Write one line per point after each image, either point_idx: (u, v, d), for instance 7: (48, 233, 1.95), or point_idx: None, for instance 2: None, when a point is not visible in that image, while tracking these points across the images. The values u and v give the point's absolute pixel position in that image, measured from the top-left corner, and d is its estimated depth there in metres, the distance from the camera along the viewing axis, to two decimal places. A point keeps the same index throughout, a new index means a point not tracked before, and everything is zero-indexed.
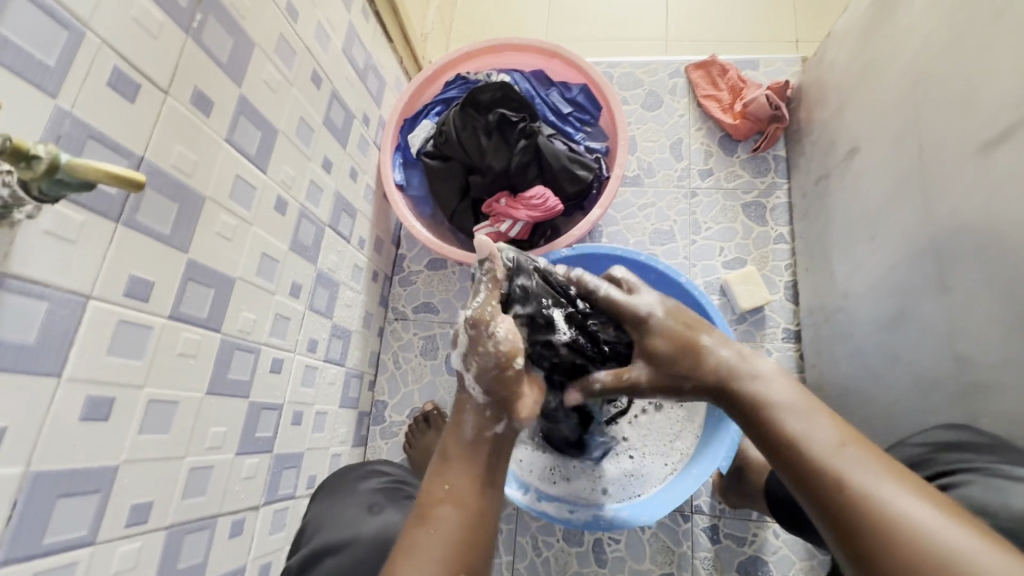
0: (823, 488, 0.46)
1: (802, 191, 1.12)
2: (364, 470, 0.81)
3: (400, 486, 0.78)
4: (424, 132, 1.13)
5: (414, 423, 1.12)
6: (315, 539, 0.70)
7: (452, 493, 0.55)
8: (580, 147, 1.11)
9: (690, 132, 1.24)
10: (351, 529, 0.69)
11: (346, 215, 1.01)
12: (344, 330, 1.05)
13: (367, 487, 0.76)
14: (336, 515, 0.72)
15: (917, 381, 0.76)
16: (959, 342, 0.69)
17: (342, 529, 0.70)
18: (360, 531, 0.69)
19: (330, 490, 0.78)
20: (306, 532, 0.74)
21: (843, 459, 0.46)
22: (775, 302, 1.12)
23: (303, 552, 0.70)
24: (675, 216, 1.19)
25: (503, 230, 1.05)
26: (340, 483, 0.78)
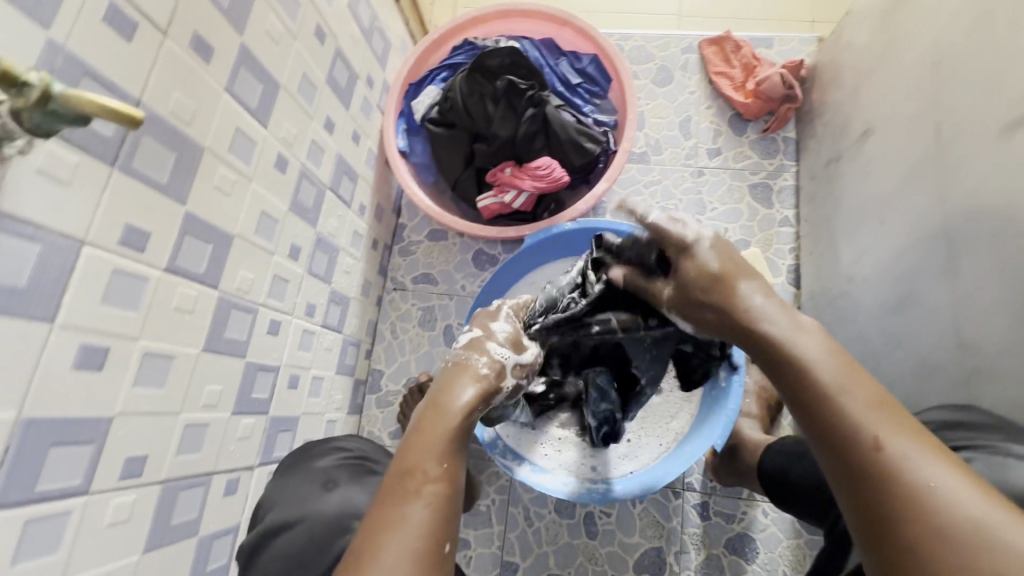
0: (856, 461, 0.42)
1: (810, 174, 1.11)
2: (328, 445, 0.79)
3: (363, 462, 0.77)
4: (429, 97, 1.10)
5: (408, 394, 1.11)
6: (270, 515, 0.70)
7: (444, 474, 0.47)
8: (589, 120, 1.08)
9: (700, 110, 1.22)
10: (305, 507, 0.68)
11: (347, 178, 0.99)
12: (342, 296, 1.03)
13: (323, 463, 0.75)
14: (290, 493, 0.71)
15: (921, 362, 0.76)
16: (965, 325, 0.69)
17: (296, 507, 0.69)
18: (316, 508, 0.68)
19: (290, 466, 0.77)
20: (260, 512, 0.73)
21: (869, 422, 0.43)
22: (777, 285, 1.12)
23: (259, 530, 0.70)
24: (681, 195, 1.18)
25: (507, 201, 1.04)
26: (304, 458, 0.77)
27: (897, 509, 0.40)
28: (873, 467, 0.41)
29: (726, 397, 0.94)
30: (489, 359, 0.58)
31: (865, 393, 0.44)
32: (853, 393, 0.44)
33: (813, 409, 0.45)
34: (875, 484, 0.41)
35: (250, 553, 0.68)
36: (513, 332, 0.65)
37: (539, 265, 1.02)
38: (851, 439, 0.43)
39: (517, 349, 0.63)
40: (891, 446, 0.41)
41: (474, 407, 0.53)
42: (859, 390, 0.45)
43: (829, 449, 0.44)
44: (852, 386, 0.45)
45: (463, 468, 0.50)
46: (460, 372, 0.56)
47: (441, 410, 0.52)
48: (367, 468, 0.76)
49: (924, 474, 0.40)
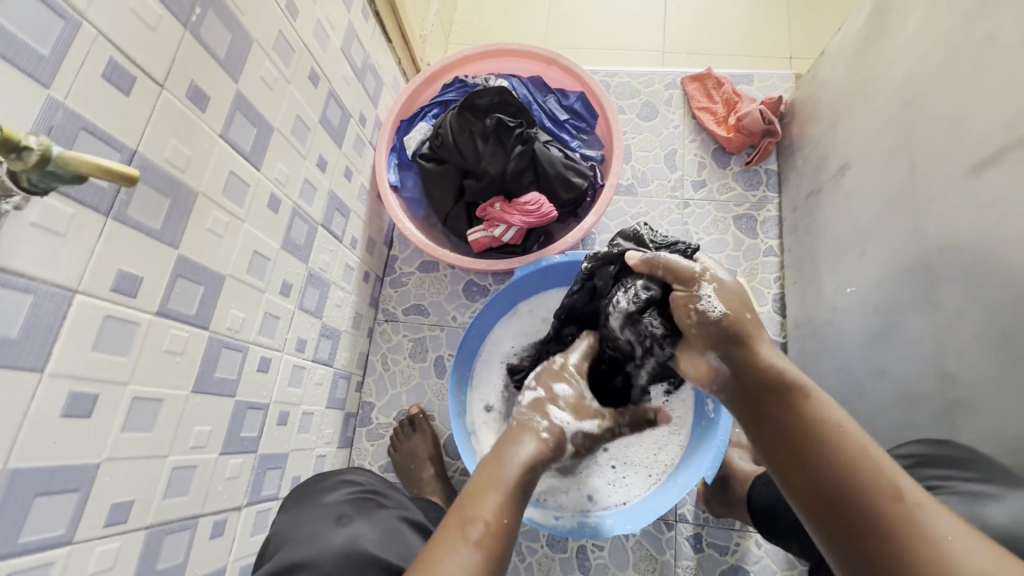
0: (871, 509, 0.46)
1: (793, 205, 1.14)
2: (333, 479, 0.78)
3: (372, 496, 0.76)
4: (420, 133, 1.13)
5: (398, 426, 1.13)
6: (279, 553, 0.68)
7: (496, 522, 0.52)
8: (576, 155, 1.11)
9: (684, 143, 1.26)
10: (315, 544, 0.67)
11: (339, 214, 1.01)
12: (333, 330, 1.04)
13: (333, 498, 0.74)
14: (299, 528, 0.70)
15: (906, 393, 0.77)
16: (945, 358, 0.70)
17: (307, 544, 0.67)
18: (325, 544, 0.66)
19: (299, 497, 0.77)
20: (268, 549, 0.71)
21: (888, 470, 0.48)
22: (763, 314, 1.14)
23: (269, 565, 0.67)
24: (667, 226, 1.21)
25: (497, 234, 1.04)
26: (312, 492, 0.76)
27: None
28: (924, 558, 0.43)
29: (714, 429, 0.93)
30: (551, 424, 0.67)
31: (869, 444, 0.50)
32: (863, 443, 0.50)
33: (852, 481, 0.48)
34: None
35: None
36: (575, 394, 0.73)
37: (530, 294, 1.07)
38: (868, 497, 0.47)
39: (544, 409, 0.69)
40: (904, 491, 0.46)
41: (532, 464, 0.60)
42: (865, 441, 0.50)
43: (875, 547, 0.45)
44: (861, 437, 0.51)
45: (512, 536, 0.53)
46: (523, 433, 0.64)
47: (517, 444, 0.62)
48: (376, 503, 0.75)
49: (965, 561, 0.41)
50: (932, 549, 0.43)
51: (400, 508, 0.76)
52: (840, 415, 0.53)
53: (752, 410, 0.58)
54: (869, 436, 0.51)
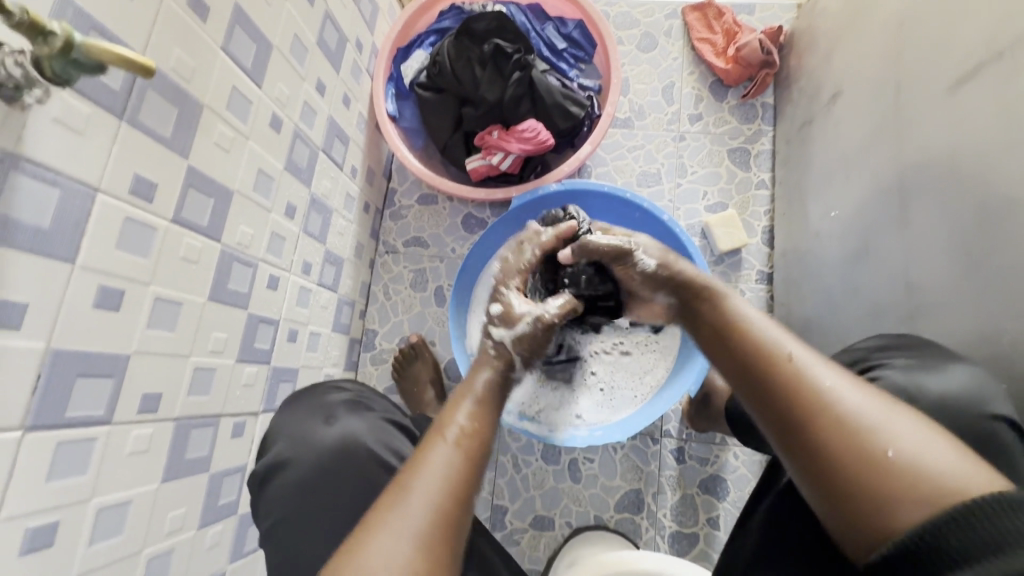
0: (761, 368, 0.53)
1: (786, 137, 1.16)
2: (327, 385, 0.82)
3: (362, 401, 0.80)
4: (418, 62, 1.13)
5: (399, 354, 1.18)
6: (274, 447, 0.74)
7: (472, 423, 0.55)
8: (574, 85, 1.11)
9: (682, 76, 1.25)
10: (307, 441, 0.73)
11: (339, 141, 1.02)
12: (336, 257, 1.07)
13: (330, 399, 0.78)
14: (292, 427, 0.75)
15: (880, 308, 0.82)
16: (914, 269, 0.75)
17: (301, 440, 0.73)
18: (316, 441, 0.72)
19: (297, 398, 0.80)
20: (267, 440, 0.77)
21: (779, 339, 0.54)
22: (752, 246, 1.17)
23: (267, 458, 0.74)
24: (663, 159, 1.23)
25: (495, 163, 1.05)
26: (305, 393, 0.80)
27: (830, 431, 0.47)
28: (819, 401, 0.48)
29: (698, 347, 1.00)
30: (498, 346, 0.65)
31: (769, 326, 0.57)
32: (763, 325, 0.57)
33: (748, 350, 0.55)
34: (824, 432, 0.47)
35: (261, 479, 0.73)
36: (507, 306, 0.69)
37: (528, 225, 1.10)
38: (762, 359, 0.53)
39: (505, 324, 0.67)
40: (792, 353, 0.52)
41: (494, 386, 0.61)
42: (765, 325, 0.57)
43: (767, 402, 0.51)
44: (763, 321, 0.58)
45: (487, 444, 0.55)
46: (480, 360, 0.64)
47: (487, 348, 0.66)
48: (365, 406, 0.79)
49: (854, 404, 0.47)
50: (813, 394, 0.49)
51: (386, 412, 0.80)
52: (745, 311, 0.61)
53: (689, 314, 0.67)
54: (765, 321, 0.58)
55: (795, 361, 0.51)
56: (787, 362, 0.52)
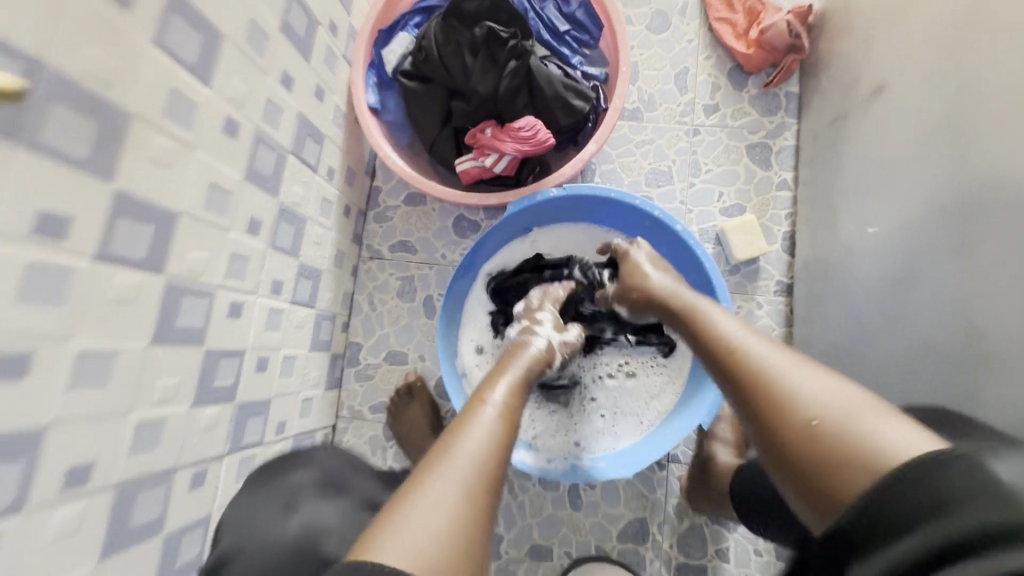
0: (726, 361, 0.60)
1: (812, 133, 1.04)
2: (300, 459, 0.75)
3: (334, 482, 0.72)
4: (401, 47, 1.00)
5: (396, 397, 1.08)
6: (225, 540, 0.66)
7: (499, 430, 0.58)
8: (577, 73, 0.98)
9: (698, 61, 1.12)
10: (262, 534, 0.64)
11: (311, 140, 0.90)
12: (313, 270, 0.97)
13: (297, 479, 0.71)
14: (249, 516, 0.67)
15: (904, 345, 0.75)
16: (930, 302, 0.71)
17: (256, 532, 0.64)
18: (273, 535, 0.63)
19: (257, 482, 0.72)
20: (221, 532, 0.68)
21: (729, 327, 0.64)
22: (771, 253, 1.07)
23: (215, 554, 0.65)
24: (675, 156, 1.11)
25: (488, 165, 0.93)
26: (273, 472, 0.73)
27: (777, 408, 0.52)
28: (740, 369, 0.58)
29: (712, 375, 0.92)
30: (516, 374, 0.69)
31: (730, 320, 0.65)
32: (724, 320, 0.66)
33: (718, 349, 0.62)
34: (752, 396, 0.56)
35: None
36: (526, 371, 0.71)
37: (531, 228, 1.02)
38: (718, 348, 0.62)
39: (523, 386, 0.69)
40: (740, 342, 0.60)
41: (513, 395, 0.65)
42: (729, 323, 0.65)
43: (748, 401, 0.56)
44: (725, 315, 0.67)
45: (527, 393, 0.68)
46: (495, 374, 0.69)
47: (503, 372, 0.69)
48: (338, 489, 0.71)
49: (784, 369, 0.54)
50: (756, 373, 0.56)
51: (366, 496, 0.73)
52: (719, 316, 0.67)
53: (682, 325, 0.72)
54: (732, 319, 0.66)
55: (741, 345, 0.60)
56: (738, 349, 0.60)
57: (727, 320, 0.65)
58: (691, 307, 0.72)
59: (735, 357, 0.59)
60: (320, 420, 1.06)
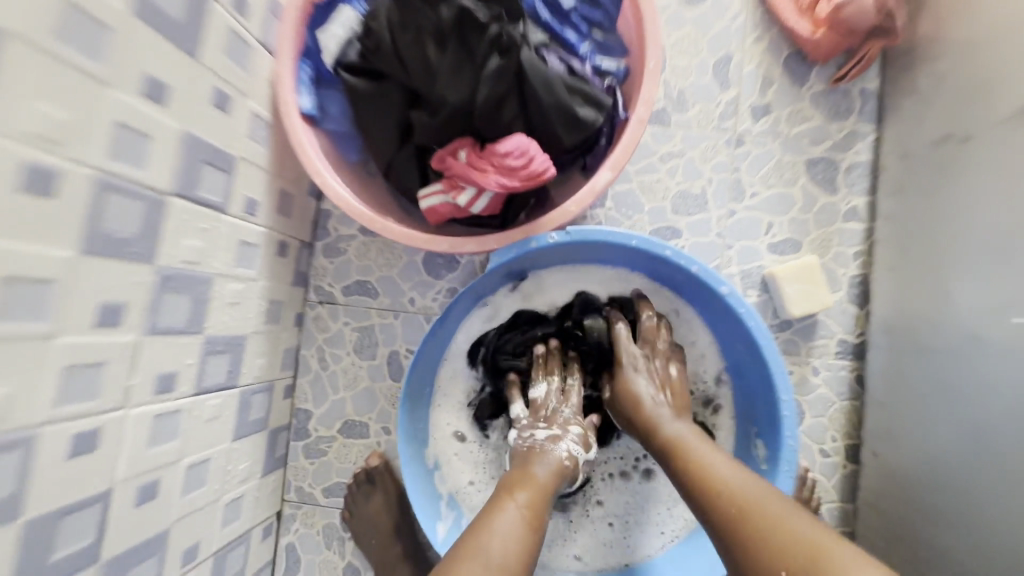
0: (694, 482, 0.58)
1: (903, 149, 0.78)
2: None
3: None
4: (343, 28, 0.71)
5: (353, 486, 0.88)
6: None
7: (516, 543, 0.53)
8: (586, 67, 0.71)
9: (744, 45, 0.84)
10: None
11: (213, 169, 0.64)
12: (230, 340, 0.72)
13: None
14: None
15: (998, 468, 0.61)
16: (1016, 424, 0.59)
17: None
18: None
19: None
20: None
21: (693, 441, 0.62)
22: (834, 305, 0.82)
23: None
24: (710, 174, 0.84)
25: (462, 202, 0.67)
26: None
27: (748, 536, 0.51)
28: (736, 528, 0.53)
29: None
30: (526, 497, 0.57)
31: (692, 433, 0.63)
32: (684, 430, 0.64)
33: (690, 471, 0.59)
34: (729, 530, 0.53)
35: None
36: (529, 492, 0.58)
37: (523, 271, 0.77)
38: (687, 470, 0.59)
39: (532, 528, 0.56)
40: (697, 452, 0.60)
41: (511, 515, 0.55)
42: (694, 440, 0.62)
43: (723, 531, 0.53)
44: (689, 427, 0.64)
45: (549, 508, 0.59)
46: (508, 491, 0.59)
47: (530, 469, 0.62)
48: None
49: (748, 492, 0.54)
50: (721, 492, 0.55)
51: None
52: (683, 429, 0.64)
53: (641, 433, 0.67)
54: (696, 434, 0.63)
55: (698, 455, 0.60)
56: (699, 464, 0.59)
57: (686, 431, 0.63)
58: (674, 443, 0.62)
59: (697, 476, 0.58)
60: (256, 515, 0.84)
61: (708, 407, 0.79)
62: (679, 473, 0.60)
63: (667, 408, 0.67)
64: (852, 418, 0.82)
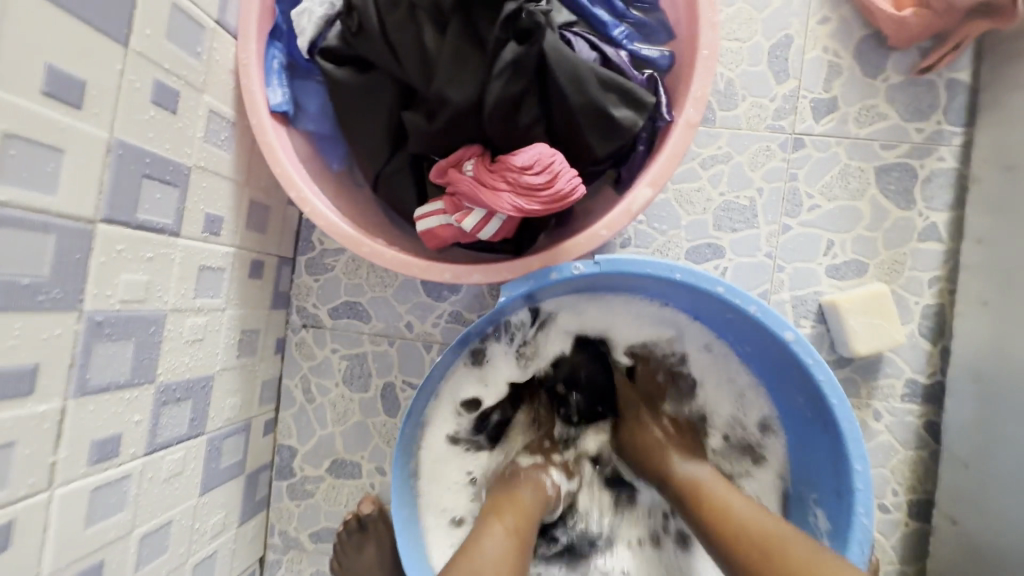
0: (710, 521, 0.55)
1: (1004, 160, 0.64)
2: None
3: None
4: (321, 4, 0.59)
5: (342, 535, 0.78)
6: None
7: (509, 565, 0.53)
8: (621, 55, 0.58)
9: (808, 26, 0.70)
10: None
11: (157, 185, 0.52)
12: (192, 383, 0.61)
13: None
14: None
15: None
16: None
17: None
18: None
19: None
20: None
21: (706, 477, 0.60)
22: (905, 340, 0.70)
23: None
24: (762, 182, 0.71)
25: (467, 227, 0.55)
26: None
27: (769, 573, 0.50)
28: (757, 561, 0.51)
29: None
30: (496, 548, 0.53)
31: (706, 470, 0.61)
32: (696, 466, 0.61)
33: (703, 507, 0.57)
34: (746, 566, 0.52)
35: None
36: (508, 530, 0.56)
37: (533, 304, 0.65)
38: (703, 507, 0.57)
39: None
40: (712, 488, 0.58)
41: (499, 547, 0.54)
42: (706, 475, 0.60)
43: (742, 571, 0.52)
44: (702, 464, 0.62)
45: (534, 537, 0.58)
46: (487, 521, 0.57)
47: (514, 494, 0.61)
48: None
49: (767, 529, 0.52)
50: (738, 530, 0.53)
51: None
52: (696, 466, 0.61)
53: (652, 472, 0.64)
54: (707, 468, 0.61)
55: (714, 493, 0.57)
56: (715, 500, 0.57)
57: (701, 469, 0.61)
58: (690, 485, 0.59)
59: (711, 514, 0.56)
60: (233, 568, 0.74)
61: (751, 457, 0.69)
62: (699, 517, 0.56)
63: (678, 445, 0.64)
64: (920, 474, 0.70)
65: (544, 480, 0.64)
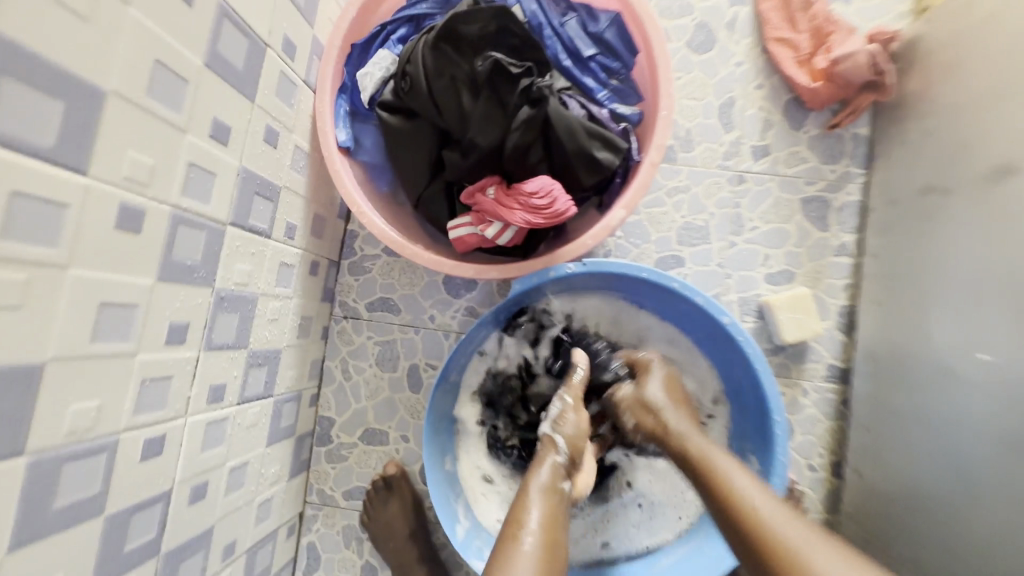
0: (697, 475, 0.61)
1: (890, 196, 0.85)
2: None
3: None
4: (381, 69, 0.79)
5: (371, 491, 0.93)
6: None
7: (539, 546, 0.56)
8: (603, 112, 0.78)
9: (747, 90, 0.91)
10: None
11: (262, 199, 0.70)
12: (268, 353, 0.78)
13: None
14: None
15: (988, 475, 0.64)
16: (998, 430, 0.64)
17: None
18: None
19: None
20: None
21: (692, 435, 0.65)
22: (824, 332, 0.89)
23: None
24: (713, 208, 0.91)
25: (489, 236, 0.74)
26: None
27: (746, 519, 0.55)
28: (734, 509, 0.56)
29: None
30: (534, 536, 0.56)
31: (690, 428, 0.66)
32: (684, 425, 0.67)
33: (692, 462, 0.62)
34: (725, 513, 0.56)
35: None
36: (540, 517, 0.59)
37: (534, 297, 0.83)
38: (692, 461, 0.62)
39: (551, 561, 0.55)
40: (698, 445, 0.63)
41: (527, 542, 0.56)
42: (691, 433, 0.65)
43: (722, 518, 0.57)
44: (686, 423, 0.67)
45: (559, 526, 0.60)
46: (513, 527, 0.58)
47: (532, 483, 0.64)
48: None
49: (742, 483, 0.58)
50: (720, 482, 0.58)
51: None
52: (681, 423, 0.67)
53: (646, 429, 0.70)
54: (692, 426, 0.67)
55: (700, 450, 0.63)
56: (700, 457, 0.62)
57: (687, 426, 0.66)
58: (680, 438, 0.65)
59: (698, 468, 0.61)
60: (282, 515, 0.90)
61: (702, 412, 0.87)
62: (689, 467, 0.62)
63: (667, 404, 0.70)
64: (837, 438, 0.88)
65: (555, 459, 0.68)
